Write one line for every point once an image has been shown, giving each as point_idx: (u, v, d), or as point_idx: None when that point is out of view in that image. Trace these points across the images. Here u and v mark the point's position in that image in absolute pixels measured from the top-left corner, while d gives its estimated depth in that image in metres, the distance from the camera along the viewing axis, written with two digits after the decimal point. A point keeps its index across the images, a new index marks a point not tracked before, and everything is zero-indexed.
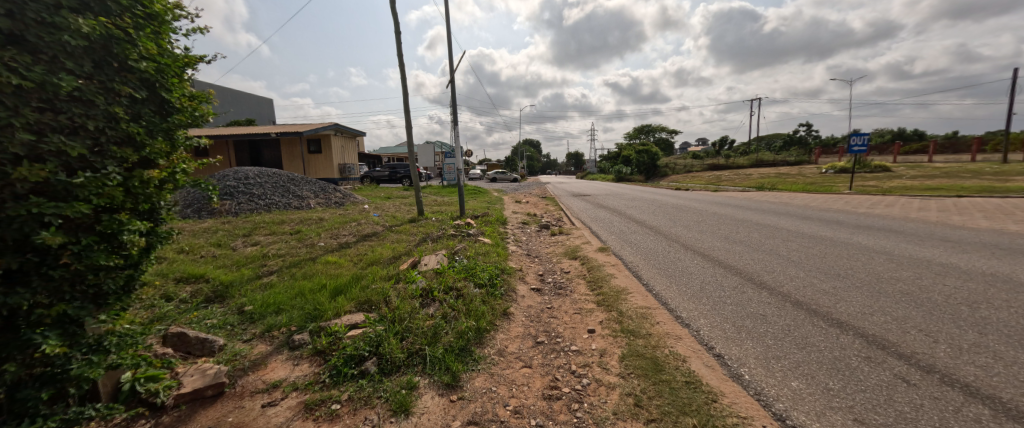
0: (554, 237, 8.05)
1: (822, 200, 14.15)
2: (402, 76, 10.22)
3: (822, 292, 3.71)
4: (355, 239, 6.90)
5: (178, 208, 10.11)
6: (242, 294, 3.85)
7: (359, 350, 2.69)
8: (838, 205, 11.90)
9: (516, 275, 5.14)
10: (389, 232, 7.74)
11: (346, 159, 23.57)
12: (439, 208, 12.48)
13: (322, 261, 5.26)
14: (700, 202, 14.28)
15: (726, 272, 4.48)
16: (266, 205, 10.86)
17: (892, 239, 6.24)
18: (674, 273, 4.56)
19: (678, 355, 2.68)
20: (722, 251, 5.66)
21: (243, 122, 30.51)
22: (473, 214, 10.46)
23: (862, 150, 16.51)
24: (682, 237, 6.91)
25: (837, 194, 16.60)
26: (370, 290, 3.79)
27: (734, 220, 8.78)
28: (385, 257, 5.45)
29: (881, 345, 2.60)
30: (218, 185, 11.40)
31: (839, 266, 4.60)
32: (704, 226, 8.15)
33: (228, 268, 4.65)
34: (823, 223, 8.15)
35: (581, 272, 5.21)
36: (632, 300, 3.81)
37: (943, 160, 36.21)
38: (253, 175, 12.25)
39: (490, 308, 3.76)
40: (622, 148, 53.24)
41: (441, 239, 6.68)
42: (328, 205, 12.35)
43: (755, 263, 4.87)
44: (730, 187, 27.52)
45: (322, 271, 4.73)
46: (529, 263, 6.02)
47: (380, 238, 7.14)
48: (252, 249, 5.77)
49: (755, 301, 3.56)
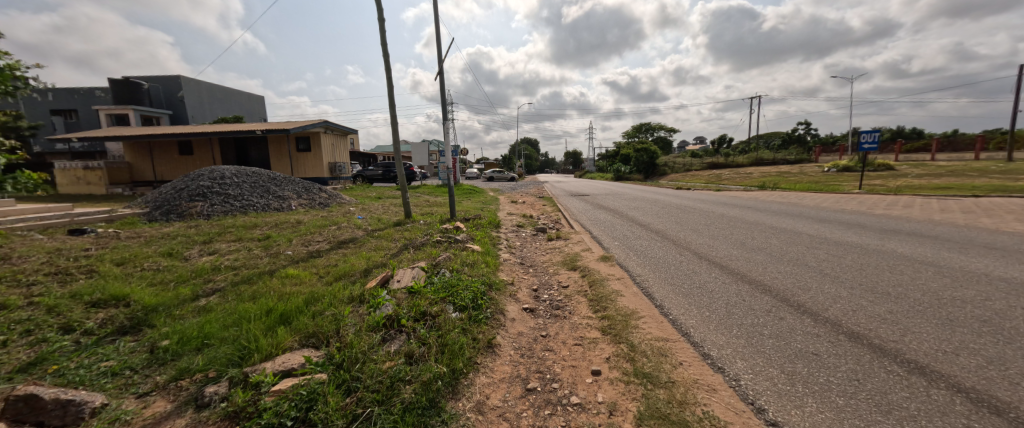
0: (550, 243, 7.33)
1: (832, 200, 13.47)
2: (387, 67, 9.50)
3: (879, 320, 3.00)
4: (328, 247, 6.17)
5: (147, 213, 9.45)
6: (166, 321, 3.13)
7: (281, 417, 1.98)
8: (852, 206, 11.24)
9: (506, 291, 4.42)
10: (368, 238, 7.00)
11: (337, 157, 22.77)
12: (429, 209, 11.74)
13: (280, 275, 4.53)
14: (705, 203, 13.59)
15: (753, 290, 3.78)
16: (241, 207, 10.13)
17: (930, 247, 5.57)
18: (692, 290, 3.85)
19: (716, 419, 1.97)
20: (741, 261, 4.97)
21: (232, 119, 29.53)
22: (464, 216, 9.74)
23: (872, 148, 15.83)
24: (693, 243, 6.20)
25: (846, 193, 15.96)
26: (323, 317, 3.06)
27: (746, 224, 8.08)
28: (355, 270, 4.74)
29: (993, 409, 1.90)
30: (190, 185, 10.62)
31: (884, 283, 3.90)
32: (715, 229, 7.44)
33: (163, 287, 3.94)
34: (845, 227, 7.47)
35: (581, 289, 4.49)
36: (645, 329, 3.10)
37: (947, 158, 35.64)
38: (230, 174, 11.49)
39: (471, 339, 3.04)
40: (622, 147, 52.66)
41: (424, 247, 5.94)
42: (311, 206, 11.61)
43: (785, 278, 4.17)
44: (732, 186, 26.92)
45: (276, 289, 4.00)
46: (521, 275, 5.32)
47: (358, 245, 6.41)
48: (203, 261, 5.04)
49: (799, 331, 2.85)
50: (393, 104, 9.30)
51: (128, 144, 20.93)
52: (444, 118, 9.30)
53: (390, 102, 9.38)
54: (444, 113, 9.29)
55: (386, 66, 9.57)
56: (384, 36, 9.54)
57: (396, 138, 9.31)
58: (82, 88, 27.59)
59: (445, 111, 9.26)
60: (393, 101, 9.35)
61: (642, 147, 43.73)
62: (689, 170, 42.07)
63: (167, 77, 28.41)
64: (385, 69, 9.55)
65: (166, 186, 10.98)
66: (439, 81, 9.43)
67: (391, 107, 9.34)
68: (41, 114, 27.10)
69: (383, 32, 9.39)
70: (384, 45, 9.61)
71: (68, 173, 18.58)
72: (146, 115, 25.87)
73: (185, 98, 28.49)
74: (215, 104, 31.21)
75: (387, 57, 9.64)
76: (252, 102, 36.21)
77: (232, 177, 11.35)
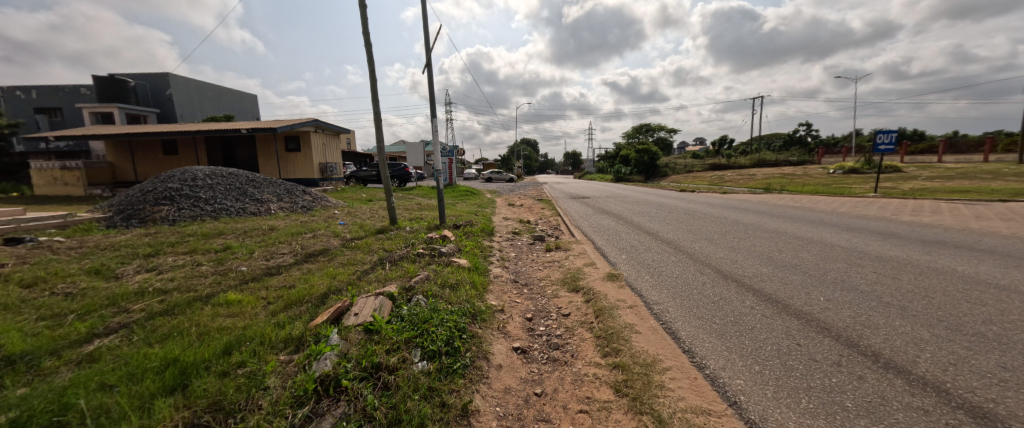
0: (548, 255, 6.49)
1: (848, 204, 12.69)
2: (370, 59, 8.70)
3: (999, 383, 2.18)
4: (291, 261, 5.32)
5: (106, 220, 8.62)
6: (22, 380, 2.30)
7: None
8: (875, 212, 10.39)
9: (493, 323, 3.59)
10: (343, 250, 6.16)
11: (329, 157, 21.94)
12: (419, 214, 10.91)
13: (217, 302, 3.70)
14: (714, 207, 12.74)
15: (807, 329, 2.96)
16: (212, 211, 9.30)
17: (994, 264, 4.72)
18: (726, 326, 3.06)
19: None
20: (776, 283, 4.17)
21: (221, 118, 28.67)
22: (456, 222, 8.93)
23: (891, 148, 14.84)
24: (711, 258, 5.40)
25: (860, 196, 15.18)
26: (232, 378, 2.23)
27: (766, 233, 7.26)
28: (312, 295, 3.90)
29: None
30: (158, 187, 9.76)
31: (968, 318, 3.10)
32: (733, 240, 6.63)
33: (54, 323, 3.08)
34: (880, 237, 6.61)
35: (586, 320, 3.65)
36: (676, 394, 2.26)
37: (955, 160, 34.80)
38: (204, 175, 10.65)
39: (437, 406, 2.22)
40: (622, 148, 51.84)
41: (401, 264, 5.09)
42: (292, 210, 10.79)
43: (837, 308, 3.38)
44: (736, 188, 26.11)
45: (201, 324, 3.16)
46: (514, 298, 4.48)
47: (328, 258, 5.56)
48: (132, 282, 4.20)
49: (897, 403, 2.03)
50: (374, 101, 8.43)
51: (110, 143, 20.11)
52: (432, 116, 8.43)
53: (372, 98, 8.50)
54: (432, 110, 8.40)
55: (367, 58, 8.68)
56: (365, 27, 8.68)
57: (379, 137, 8.45)
58: (67, 86, 26.79)
59: (433, 109, 8.37)
60: (375, 97, 8.48)
61: (642, 148, 43.02)
62: (690, 171, 41.43)
63: (155, 74, 27.56)
64: (367, 62, 8.66)
65: (133, 188, 10.15)
66: (428, 73, 8.62)
67: (373, 104, 8.46)
68: (24, 112, 26.26)
69: (364, 21, 8.49)
70: (365, 35, 8.75)
71: (45, 173, 17.76)
72: (132, 113, 25.05)
73: (173, 97, 27.66)
74: (205, 102, 30.37)
75: (369, 49, 8.78)
76: (244, 101, 35.41)
77: (206, 178, 10.51)
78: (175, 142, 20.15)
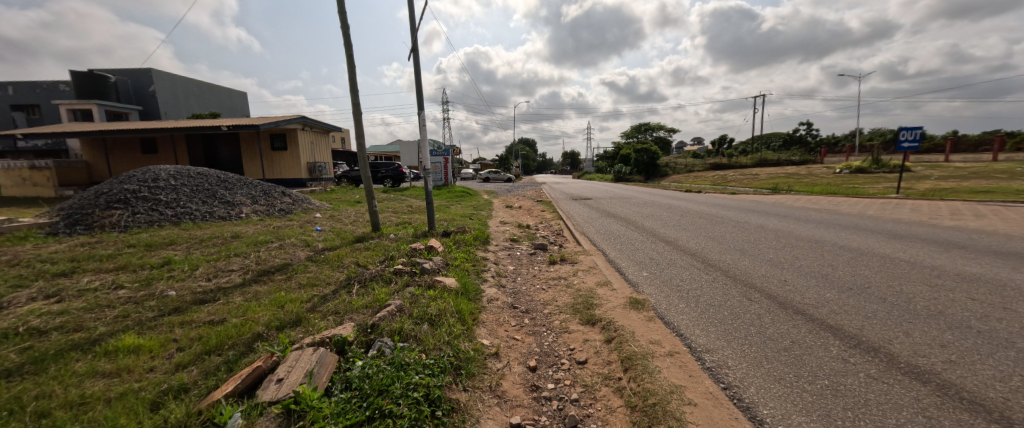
0: (552, 270, 5.51)
1: (873, 206, 11.79)
2: (347, 43, 7.67)
3: None
4: (237, 282, 4.30)
5: (46, 228, 7.56)
6: None
7: None
8: (909, 216, 9.42)
9: (484, 381, 2.60)
10: (308, 265, 5.15)
11: (318, 156, 20.94)
12: (407, 218, 9.97)
13: (103, 351, 2.68)
14: (727, 209, 11.82)
15: (952, 407, 1.98)
16: (172, 217, 8.28)
17: None
18: (828, 400, 2.06)
19: None
20: (855, 316, 3.20)
21: (206, 115, 27.54)
22: (447, 227, 7.94)
23: (914, 147, 13.76)
24: (752, 276, 4.42)
25: (879, 198, 14.25)
26: None
27: (803, 242, 6.29)
28: (239, 337, 2.88)
29: None
30: (112, 189, 8.70)
31: None
32: (767, 251, 5.68)
33: None
34: (941, 248, 5.64)
35: (611, 374, 2.65)
36: None
37: (962, 159, 33.97)
38: (167, 175, 9.58)
39: None
40: (621, 148, 50.96)
41: (372, 287, 4.09)
42: (267, 214, 9.76)
43: (968, 363, 2.40)
44: (741, 189, 25.18)
45: (51, 396, 2.15)
46: (513, 335, 3.47)
47: (285, 277, 4.55)
48: (7, 317, 3.17)
49: None
50: (353, 92, 7.41)
51: (85, 141, 19.01)
52: (419, 109, 7.39)
53: (351, 89, 7.47)
54: (418, 102, 7.36)
55: (345, 42, 7.62)
56: (343, 7, 7.68)
57: (358, 132, 7.41)
58: (46, 82, 25.67)
59: (419, 100, 7.33)
60: (353, 87, 7.45)
61: (643, 147, 42.06)
62: (691, 171, 40.46)
63: (138, 70, 26.46)
64: (344, 46, 7.60)
65: (88, 190, 9.09)
66: (413, 61, 7.63)
67: (352, 95, 7.45)
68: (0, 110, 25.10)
69: (341, 2, 7.46)
70: (343, 18, 7.73)
71: (12, 173, 16.61)
72: (111, 110, 23.93)
73: (156, 93, 26.52)
74: (191, 99, 29.25)
75: (349, 32, 7.75)
76: (233, 98, 34.31)
77: (169, 179, 9.43)
78: (154, 140, 19.09)
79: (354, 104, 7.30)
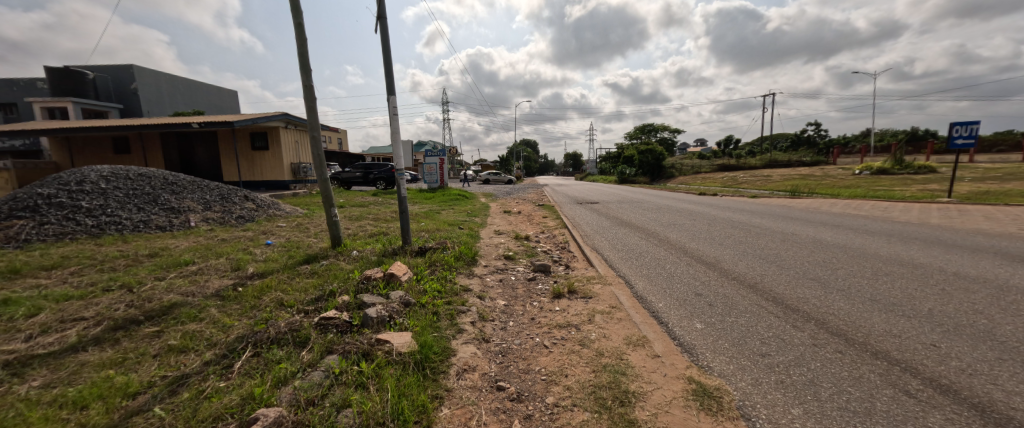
0: (559, 309, 3.92)
1: (930, 211, 10.11)
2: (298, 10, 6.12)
3: None
4: (70, 344, 2.75)
5: None
6: None
7: None
8: (991, 225, 7.74)
9: None
10: (208, 305, 3.58)
11: (303, 157, 19.45)
12: (385, 227, 8.39)
13: None
14: (758, 215, 10.21)
15: None
16: (91, 229, 6.77)
17: None
18: None
19: None
20: None
21: (189, 112, 26.14)
22: (427, 241, 6.38)
23: (969, 144, 11.99)
24: (873, 335, 2.81)
25: (926, 202, 12.49)
26: None
27: (896, 267, 4.64)
28: None
29: None
30: (25, 193, 7.21)
31: None
32: (856, 283, 4.06)
33: None
34: None
35: None
36: None
37: (989, 160, 32.15)
38: (99, 177, 8.08)
39: None
40: (623, 149, 49.46)
41: (268, 360, 2.52)
42: (220, 223, 8.21)
43: None
44: (758, 191, 23.53)
45: None
46: None
47: (152, 333, 2.97)
48: None
49: None
50: (304, 70, 5.87)
51: (53, 140, 17.64)
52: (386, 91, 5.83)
53: (301, 66, 5.90)
54: (386, 83, 5.79)
55: (296, 10, 6.11)
56: None
57: (311, 122, 5.84)
58: (24, 79, 24.64)
59: (387, 79, 5.76)
60: (304, 64, 5.90)
61: (647, 148, 40.48)
62: (698, 172, 38.83)
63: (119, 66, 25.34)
64: (294, 15, 6.07)
65: None
66: (381, 32, 6.08)
67: (303, 75, 5.89)
68: None
69: None
70: None
71: None
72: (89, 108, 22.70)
73: (138, 90, 25.40)
74: (176, 98, 28.01)
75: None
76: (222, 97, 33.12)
77: (100, 182, 7.93)
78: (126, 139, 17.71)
79: (304, 85, 5.74)
